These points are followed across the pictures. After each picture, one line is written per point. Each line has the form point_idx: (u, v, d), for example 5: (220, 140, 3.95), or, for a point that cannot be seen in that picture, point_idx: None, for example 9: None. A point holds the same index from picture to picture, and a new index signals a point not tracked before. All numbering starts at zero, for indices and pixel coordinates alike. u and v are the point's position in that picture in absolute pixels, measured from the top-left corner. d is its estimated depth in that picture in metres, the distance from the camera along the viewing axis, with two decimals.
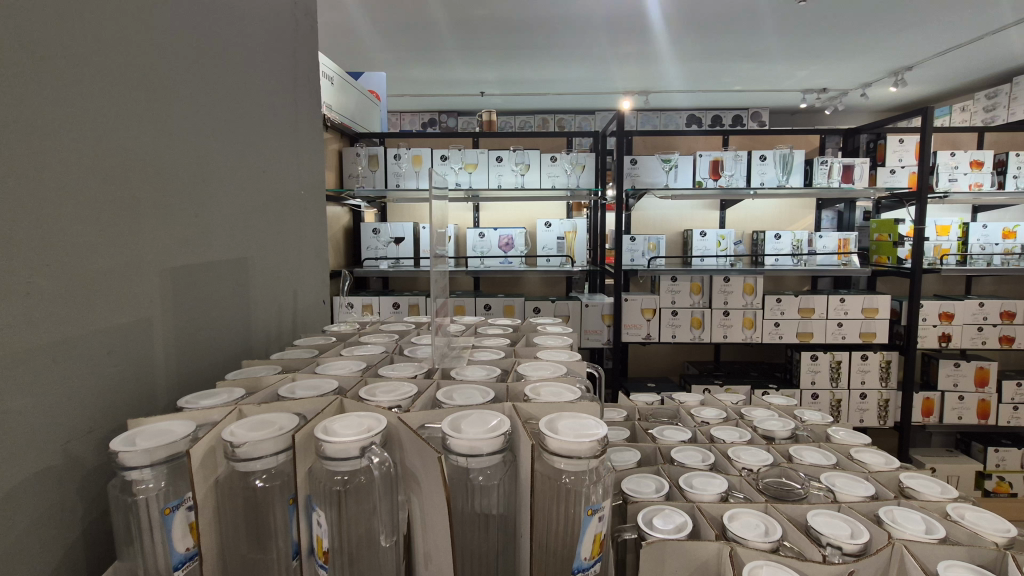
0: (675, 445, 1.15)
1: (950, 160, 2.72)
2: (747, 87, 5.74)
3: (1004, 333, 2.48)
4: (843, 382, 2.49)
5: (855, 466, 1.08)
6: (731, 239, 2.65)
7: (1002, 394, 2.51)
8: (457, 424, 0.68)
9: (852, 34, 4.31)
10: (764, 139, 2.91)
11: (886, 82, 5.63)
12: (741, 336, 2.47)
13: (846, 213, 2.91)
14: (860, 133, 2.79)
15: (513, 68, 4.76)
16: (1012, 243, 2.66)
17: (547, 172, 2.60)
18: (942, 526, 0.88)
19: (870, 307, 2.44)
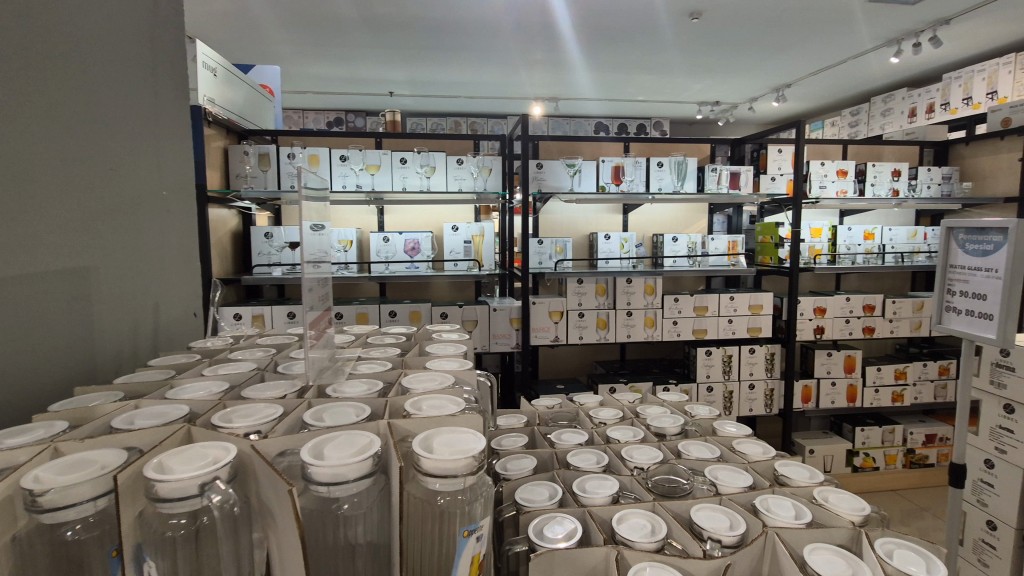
0: (571, 449, 1.15)
1: (821, 168, 3.00)
2: (649, 97, 6.04)
3: (867, 324, 2.78)
4: (735, 375, 2.66)
5: (737, 458, 1.13)
6: (633, 242, 2.74)
7: (866, 378, 2.80)
8: (321, 449, 0.62)
9: (739, 52, 4.68)
10: (661, 146, 3.05)
11: (769, 97, 6.17)
12: (643, 335, 2.57)
13: (734, 217, 3.13)
14: (745, 143, 3.02)
15: (422, 68, 4.67)
16: (871, 243, 2.98)
17: (453, 175, 2.55)
18: (809, 510, 0.94)
19: (756, 304, 2.63)
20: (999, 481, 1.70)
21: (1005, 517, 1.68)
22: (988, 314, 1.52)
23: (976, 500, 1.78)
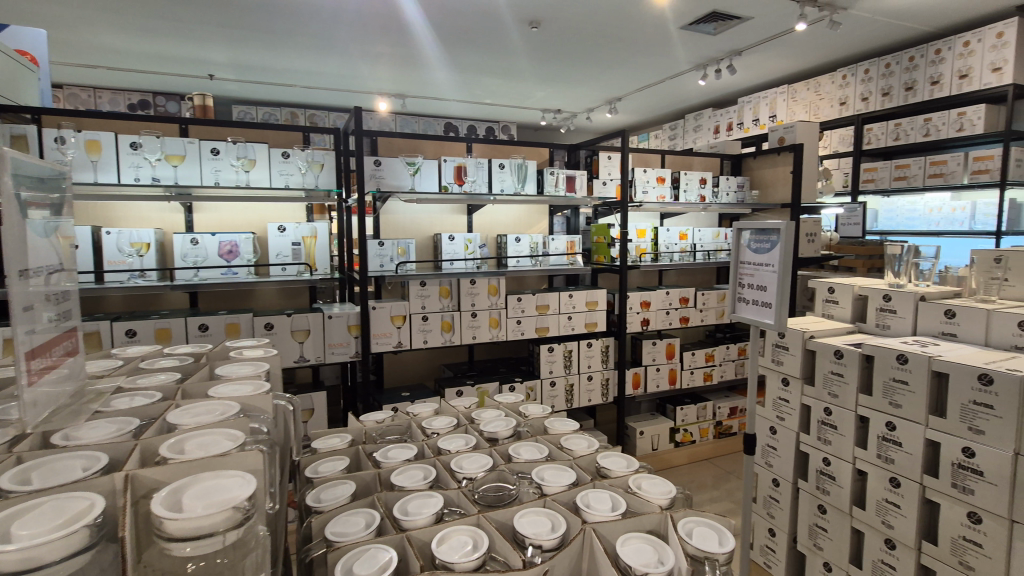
0: (396, 467, 1.07)
1: (644, 175, 3.30)
2: (497, 101, 6.18)
3: (683, 314, 3.12)
4: (574, 368, 2.80)
5: (563, 456, 1.15)
6: (477, 243, 2.73)
7: (683, 362, 3.15)
8: (9, 529, 0.47)
9: (575, 64, 4.99)
10: (503, 148, 3.10)
11: (603, 108, 6.71)
12: (488, 335, 2.58)
13: (572, 219, 3.31)
14: (580, 149, 3.19)
15: (249, 52, 4.20)
16: (685, 242, 3.36)
17: (278, 169, 2.30)
18: (625, 500, 0.98)
19: (591, 300, 2.80)
20: (780, 444, 1.99)
21: (784, 475, 1.97)
22: (768, 302, 1.77)
23: (764, 462, 2.06)
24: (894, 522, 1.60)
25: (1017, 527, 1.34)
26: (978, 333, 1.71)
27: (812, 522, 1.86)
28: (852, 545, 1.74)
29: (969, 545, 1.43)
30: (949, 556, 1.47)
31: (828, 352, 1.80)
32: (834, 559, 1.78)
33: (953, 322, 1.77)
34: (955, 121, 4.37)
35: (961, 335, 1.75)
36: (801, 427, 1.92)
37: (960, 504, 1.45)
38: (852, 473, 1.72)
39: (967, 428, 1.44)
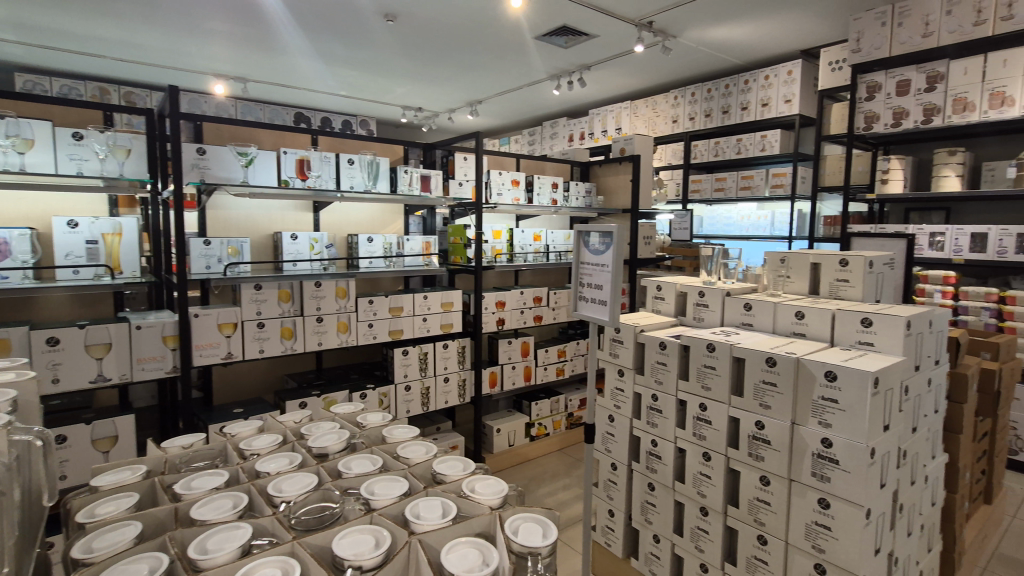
0: (201, 499, 0.95)
1: (499, 177, 3.37)
2: (352, 94, 5.90)
3: (537, 313, 3.25)
4: (430, 371, 2.76)
5: (397, 465, 1.11)
6: (324, 242, 2.55)
7: (537, 359, 3.28)
8: None
9: (435, 62, 4.95)
10: (353, 143, 2.94)
11: (464, 110, 6.76)
12: (335, 341, 2.43)
13: (428, 219, 3.26)
14: (435, 148, 3.16)
15: (36, 10, 3.48)
16: (539, 243, 3.49)
17: (67, 153, 1.92)
18: (455, 505, 0.97)
19: (447, 302, 2.79)
20: (617, 430, 2.14)
21: (620, 458, 2.13)
22: (603, 300, 1.90)
23: (604, 448, 2.21)
24: (707, 491, 1.81)
25: (794, 484, 1.60)
26: (768, 322, 2.01)
27: (643, 499, 2.03)
28: (675, 515, 1.94)
29: (761, 504, 1.67)
30: (747, 516, 1.71)
31: (654, 344, 1.99)
32: (661, 531, 1.96)
33: (750, 314, 2.06)
34: (759, 142, 5.15)
35: (755, 324, 2.05)
36: (634, 413, 2.09)
37: (754, 469, 1.69)
38: (674, 451, 1.91)
39: (758, 404, 1.69)
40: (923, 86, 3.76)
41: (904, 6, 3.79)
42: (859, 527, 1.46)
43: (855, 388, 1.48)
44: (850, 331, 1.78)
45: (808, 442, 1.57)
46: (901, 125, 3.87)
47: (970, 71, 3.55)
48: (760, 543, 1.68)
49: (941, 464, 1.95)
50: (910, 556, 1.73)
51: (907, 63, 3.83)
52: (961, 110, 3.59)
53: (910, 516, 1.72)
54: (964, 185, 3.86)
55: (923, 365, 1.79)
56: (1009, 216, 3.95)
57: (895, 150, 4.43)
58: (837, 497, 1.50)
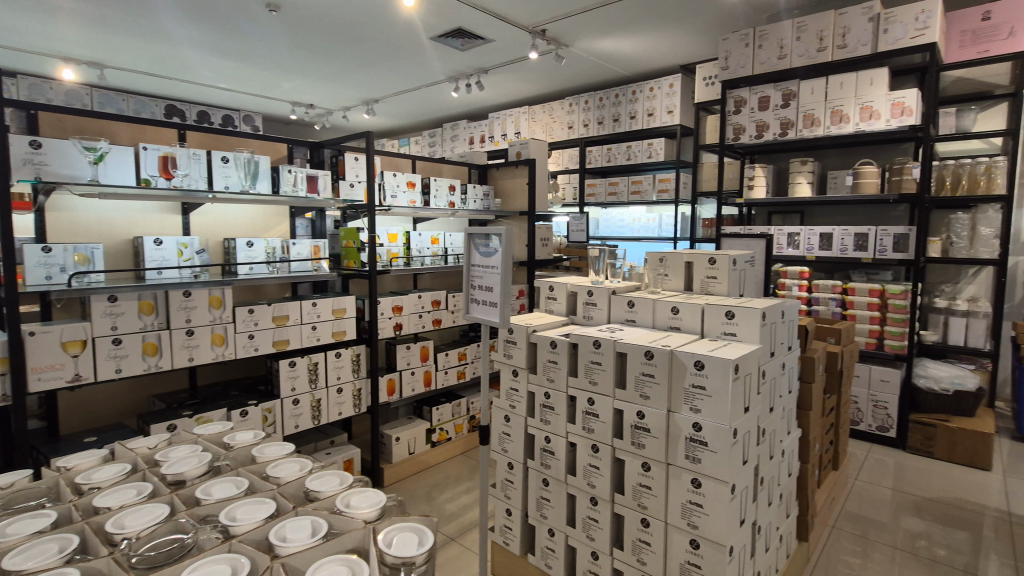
0: (20, 546, 0.85)
1: (393, 179, 3.29)
2: (234, 86, 5.51)
3: (435, 317, 3.21)
4: (321, 382, 2.63)
5: (266, 486, 1.06)
6: (194, 248, 2.34)
7: (437, 363, 3.24)
8: None
9: (325, 58, 4.75)
10: (230, 140, 2.73)
11: (359, 109, 6.56)
12: (210, 355, 2.24)
13: (317, 222, 3.11)
14: (324, 148, 3.02)
15: None
16: (437, 246, 3.45)
17: None
18: (327, 521, 0.94)
19: (338, 308, 2.67)
20: (512, 429, 2.17)
21: (516, 457, 2.16)
22: (494, 302, 1.92)
23: (501, 449, 2.23)
24: (596, 481, 1.89)
25: (671, 467, 1.72)
26: (648, 317, 2.14)
27: (539, 495, 2.07)
28: (567, 508, 2.01)
29: (644, 489, 1.78)
30: (632, 501, 1.81)
31: (545, 343, 2.04)
32: (556, 524, 2.02)
33: (633, 310, 2.18)
34: (646, 149, 5.50)
35: (638, 320, 2.17)
36: (528, 412, 2.13)
37: (636, 457, 1.79)
38: (566, 446, 1.98)
39: (638, 395, 1.79)
40: (780, 103, 4.22)
41: (763, 31, 4.23)
42: (725, 502, 1.60)
43: (719, 375, 1.62)
44: (717, 324, 1.95)
45: (681, 427, 1.69)
46: (763, 137, 4.32)
47: (816, 91, 4.04)
48: (643, 525, 1.78)
49: (795, 439, 2.20)
50: (771, 523, 1.93)
51: (766, 82, 4.29)
52: (810, 125, 4.08)
53: (770, 487, 1.92)
54: (813, 190, 4.39)
55: (777, 351, 2.01)
56: (849, 218, 4.55)
57: (759, 159, 4.94)
58: (707, 476, 1.63)
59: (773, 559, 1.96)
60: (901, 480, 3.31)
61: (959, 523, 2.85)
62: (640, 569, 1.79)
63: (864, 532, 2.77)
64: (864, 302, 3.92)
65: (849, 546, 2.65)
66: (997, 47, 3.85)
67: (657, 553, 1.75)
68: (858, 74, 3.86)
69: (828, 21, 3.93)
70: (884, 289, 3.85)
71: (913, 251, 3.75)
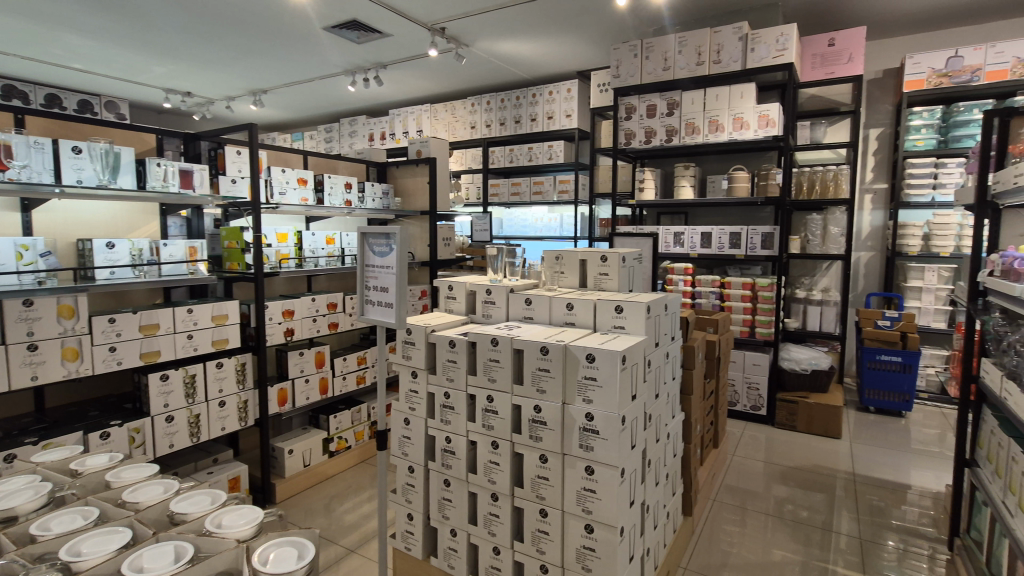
0: None
1: (281, 175, 3.10)
2: (91, 68, 4.91)
3: (331, 320, 3.08)
4: (200, 396, 2.42)
5: (122, 515, 1.14)
6: (38, 251, 2.05)
7: (334, 369, 3.11)
8: None
9: (203, 41, 4.38)
10: (84, 128, 2.43)
11: (246, 99, 6.13)
12: (61, 372, 1.98)
13: (194, 220, 2.85)
14: (200, 139, 2.77)
15: None
16: (333, 247, 3.32)
17: None
18: (193, 543, 1.04)
19: (219, 315, 2.47)
20: (412, 432, 2.14)
21: (416, 460, 2.13)
22: (388, 302, 1.88)
23: (401, 453, 2.18)
24: (496, 477, 1.91)
25: (567, 457, 1.78)
26: (545, 314, 2.20)
27: (440, 496, 2.06)
28: (469, 506, 2.01)
29: (541, 480, 1.83)
30: (530, 493, 1.85)
31: (443, 343, 2.03)
32: (458, 524, 2.02)
33: (530, 308, 2.24)
34: (547, 151, 5.65)
35: (535, 317, 2.23)
36: (428, 413, 2.11)
37: (534, 450, 1.84)
38: (466, 445, 1.98)
39: (535, 390, 1.84)
40: (665, 111, 4.53)
41: (649, 43, 4.53)
42: (616, 485, 1.70)
43: (608, 366, 1.71)
44: (607, 318, 2.06)
45: (575, 418, 1.76)
46: (651, 142, 4.61)
47: (695, 101, 4.40)
48: (542, 516, 1.84)
49: (679, 422, 2.38)
50: (658, 502, 2.07)
51: (653, 91, 4.59)
52: (691, 132, 4.43)
53: (657, 468, 2.07)
54: (695, 193, 4.77)
55: (661, 342, 2.16)
56: (725, 218, 5.01)
57: (649, 163, 5.26)
58: (599, 463, 1.72)
59: (661, 535, 2.11)
60: (771, 453, 3.71)
61: (816, 487, 3.25)
62: (540, 558, 1.84)
63: (740, 502, 3.07)
64: (738, 294, 4.34)
65: (728, 516, 2.92)
66: (840, 70, 4.43)
67: (555, 541, 1.81)
68: (730, 88, 4.26)
69: (705, 38, 4.29)
70: (755, 282, 4.28)
71: (777, 248, 4.21)
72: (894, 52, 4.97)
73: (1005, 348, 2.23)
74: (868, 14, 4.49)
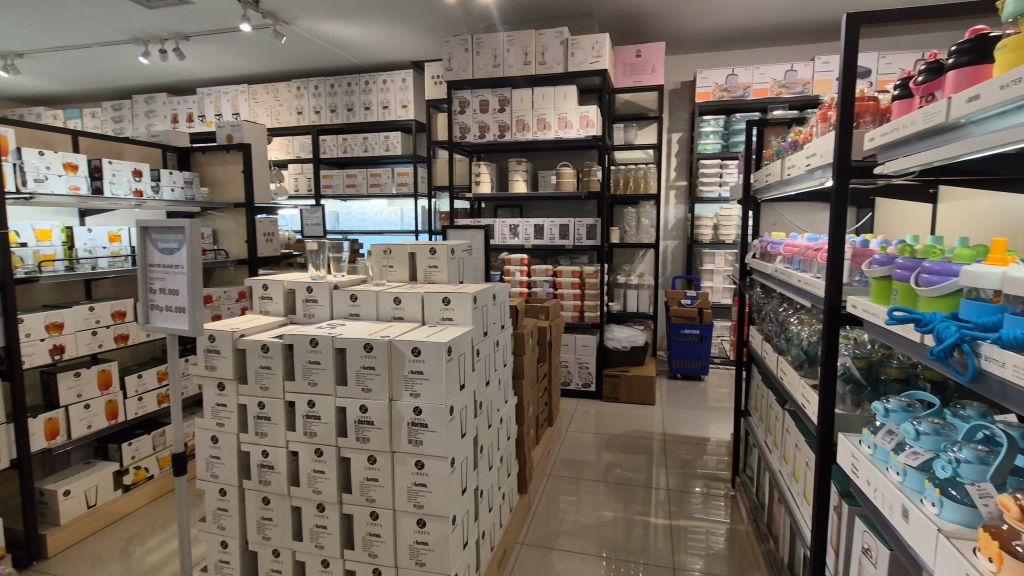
0: None
1: (39, 158, 2.56)
2: None
3: (118, 332, 2.63)
4: None
5: None
6: None
7: (126, 390, 2.66)
8: None
9: None
10: None
11: None
12: None
13: None
14: None
15: None
16: (118, 246, 2.85)
17: None
18: None
19: None
20: (222, 451, 1.91)
21: (229, 480, 1.91)
22: (181, 306, 1.64)
23: (209, 475, 1.94)
24: (321, 486, 1.80)
25: (396, 454, 1.74)
26: (371, 310, 2.12)
27: (259, 516, 1.88)
28: (292, 520, 1.87)
29: (371, 482, 1.76)
30: (359, 497, 1.78)
31: (255, 347, 1.84)
32: (281, 543, 1.86)
33: (356, 304, 2.13)
34: (382, 142, 5.46)
35: (361, 313, 2.13)
36: (240, 427, 1.90)
37: (362, 452, 1.76)
38: (286, 457, 1.83)
39: (360, 389, 1.76)
40: (497, 107, 4.66)
41: (479, 39, 4.60)
42: (446, 476, 1.70)
43: (434, 358, 1.69)
44: (435, 309, 2.05)
45: (403, 413, 1.72)
46: (485, 137, 4.71)
47: (524, 99, 4.60)
48: (372, 518, 1.77)
49: (511, 406, 2.48)
50: (492, 485, 2.14)
51: (485, 87, 4.70)
52: (521, 129, 4.63)
53: (489, 452, 2.13)
54: (528, 187, 5.01)
55: (489, 330, 2.22)
56: (555, 211, 5.37)
57: (485, 157, 5.38)
58: (429, 456, 1.70)
59: (496, 516, 2.18)
60: (599, 424, 4.08)
61: (636, 449, 3.65)
62: (372, 562, 1.78)
63: (575, 472, 3.31)
64: (569, 282, 4.68)
65: (563, 487, 3.14)
66: (646, 80, 4.99)
67: (387, 542, 1.76)
68: (555, 89, 4.53)
69: (530, 39, 4.50)
70: (582, 270, 4.64)
71: (600, 238, 4.62)
72: (688, 67, 5.75)
73: (764, 317, 2.73)
74: (666, 32, 5.12)
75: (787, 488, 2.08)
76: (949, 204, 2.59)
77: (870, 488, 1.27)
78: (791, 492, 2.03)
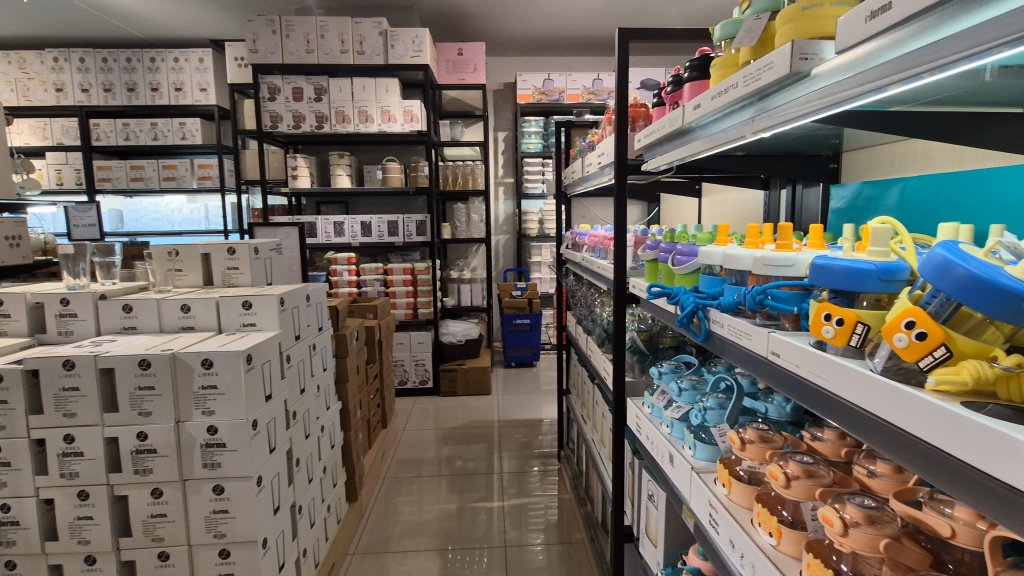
0: None
1: None
2: None
3: None
4: None
5: None
6: None
7: None
8: None
9: None
10: None
11: None
12: None
13: None
14: None
15: None
16: None
17: None
18: None
19: None
20: None
21: None
22: None
23: None
24: (90, 535, 1.51)
25: (188, 483, 1.53)
26: (152, 321, 1.83)
27: None
28: None
29: (157, 519, 1.53)
30: (143, 539, 1.53)
31: None
32: None
33: (131, 316, 1.82)
34: (177, 129, 4.75)
35: (139, 326, 1.83)
36: None
37: (143, 486, 1.52)
38: (38, 507, 1.51)
39: (137, 415, 1.50)
40: (312, 96, 4.36)
41: (288, 21, 4.25)
42: (251, 497, 1.54)
43: (230, 370, 1.51)
44: (234, 316, 1.84)
45: (194, 435, 1.51)
46: (300, 127, 4.38)
47: (343, 89, 4.37)
48: (162, 560, 1.55)
49: (334, 412, 2.36)
50: (313, 498, 2.01)
51: (297, 73, 4.35)
52: (342, 120, 4.40)
53: (308, 464, 1.99)
54: (352, 181, 4.79)
55: (302, 334, 2.07)
56: (383, 207, 5.23)
57: (303, 150, 5.02)
58: (229, 478, 1.53)
59: (320, 530, 2.06)
60: (438, 419, 4.09)
61: (473, 439, 3.74)
62: None
63: (413, 471, 3.27)
64: (400, 279, 4.60)
65: (400, 487, 3.08)
66: (468, 78, 5.10)
67: None
68: (375, 80, 4.39)
69: (347, 27, 4.28)
70: (413, 267, 4.61)
71: (430, 234, 4.61)
72: (507, 70, 6.03)
73: (576, 302, 2.99)
74: (484, 33, 5.29)
75: (598, 454, 2.31)
76: (713, 199, 3.10)
77: (648, 443, 1.47)
78: (600, 457, 2.26)
